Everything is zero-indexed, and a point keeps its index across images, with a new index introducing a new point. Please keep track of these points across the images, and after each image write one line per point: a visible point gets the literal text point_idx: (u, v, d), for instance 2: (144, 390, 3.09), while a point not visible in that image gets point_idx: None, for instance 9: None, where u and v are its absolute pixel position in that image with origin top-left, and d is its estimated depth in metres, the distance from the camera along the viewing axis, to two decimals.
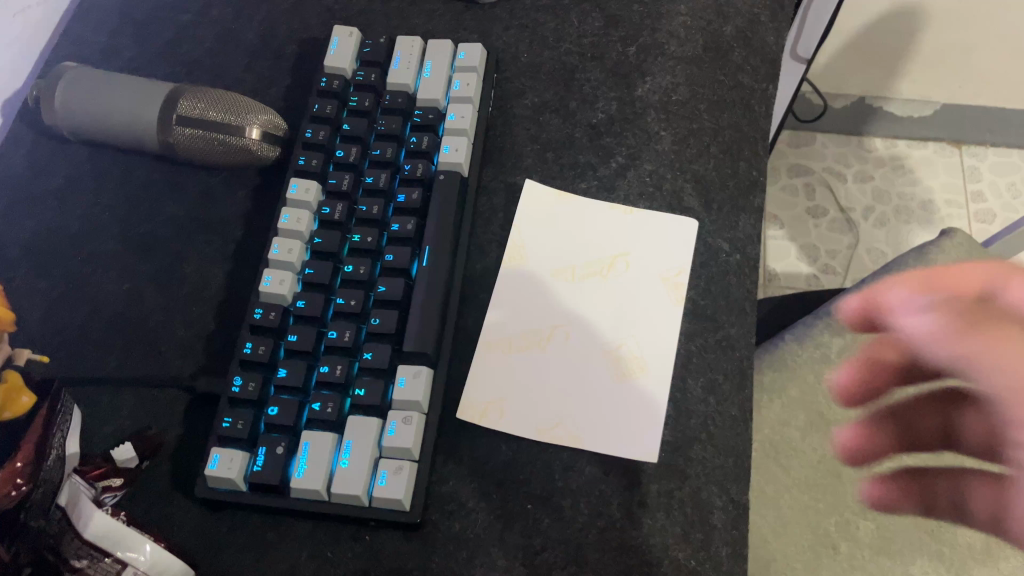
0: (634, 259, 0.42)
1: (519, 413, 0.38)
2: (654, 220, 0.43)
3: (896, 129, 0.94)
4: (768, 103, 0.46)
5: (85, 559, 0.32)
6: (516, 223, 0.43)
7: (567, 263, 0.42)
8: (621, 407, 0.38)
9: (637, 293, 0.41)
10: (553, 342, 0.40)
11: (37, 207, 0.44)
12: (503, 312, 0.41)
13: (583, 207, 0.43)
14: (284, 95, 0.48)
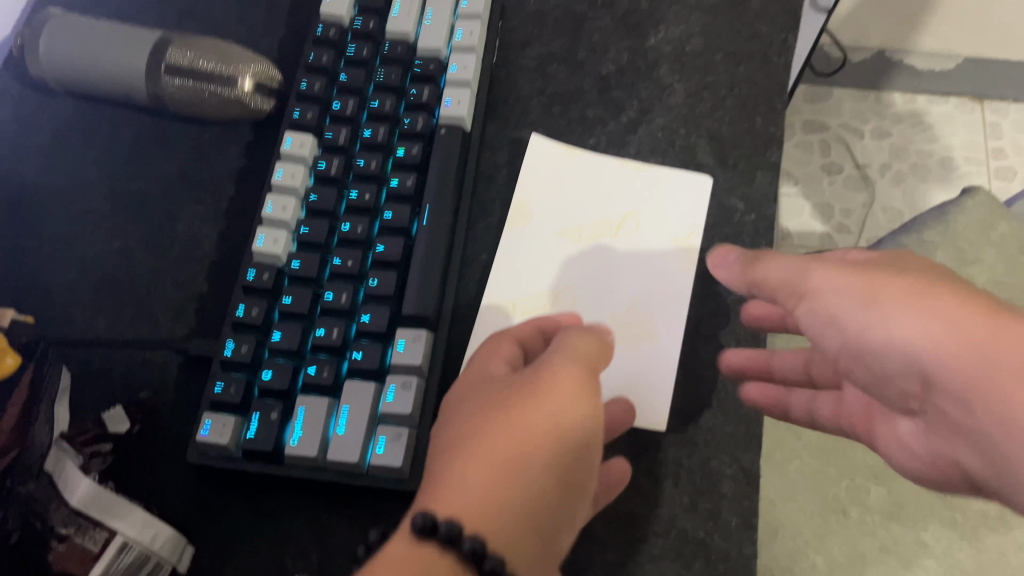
0: (644, 219, 0.40)
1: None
2: (666, 178, 0.40)
3: (916, 83, 0.91)
4: (787, 54, 0.43)
5: (72, 526, 0.31)
6: (520, 181, 0.41)
7: (574, 223, 0.40)
8: (629, 374, 0.37)
9: (646, 256, 0.39)
10: (559, 306, 0.38)
11: (22, 162, 0.43)
12: (505, 273, 0.39)
13: (591, 163, 0.41)
14: (279, 44, 0.46)
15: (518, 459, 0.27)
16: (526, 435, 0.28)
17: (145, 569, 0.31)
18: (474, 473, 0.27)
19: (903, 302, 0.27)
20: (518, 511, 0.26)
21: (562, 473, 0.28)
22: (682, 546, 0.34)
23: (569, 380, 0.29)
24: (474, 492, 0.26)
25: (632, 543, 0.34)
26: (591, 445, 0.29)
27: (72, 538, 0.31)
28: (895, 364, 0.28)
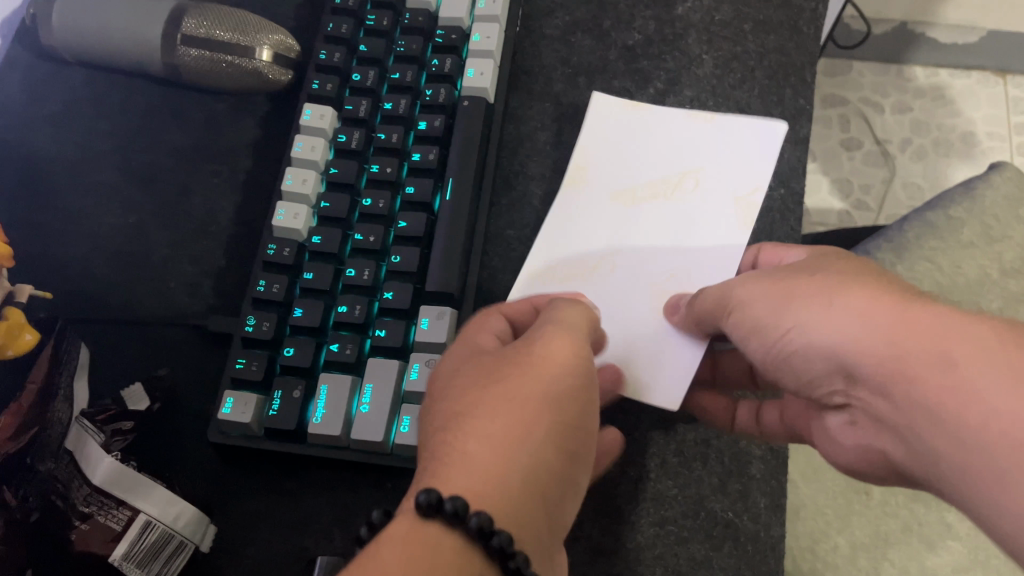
0: (706, 176, 0.37)
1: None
2: (735, 131, 0.38)
3: (938, 57, 0.89)
4: (817, 24, 0.42)
5: (95, 506, 0.30)
6: (579, 143, 0.39)
7: (631, 185, 0.38)
8: (658, 339, 0.34)
9: (700, 216, 0.36)
10: (598, 271, 0.36)
11: (34, 135, 0.42)
12: (548, 241, 0.37)
13: (654, 121, 0.39)
14: (295, 13, 0.45)
15: (519, 429, 0.26)
16: (526, 404, 0.26)
17: (168, 548, 0.31)
18: (472, 447, 0.25)
19: (815, 300, 0.28)
20: (521, 483, 0.25)
21: (562, 441, 0.26)
22: (711, 527, 0.34)
23: (565, 350, 0.28)
24: (474, 465, 0.24)
25: (659, 525, 0.34)
26: (589, 413, 0.28)
27: (94, 517, 0.30)
28: (817, 365, 0.29)
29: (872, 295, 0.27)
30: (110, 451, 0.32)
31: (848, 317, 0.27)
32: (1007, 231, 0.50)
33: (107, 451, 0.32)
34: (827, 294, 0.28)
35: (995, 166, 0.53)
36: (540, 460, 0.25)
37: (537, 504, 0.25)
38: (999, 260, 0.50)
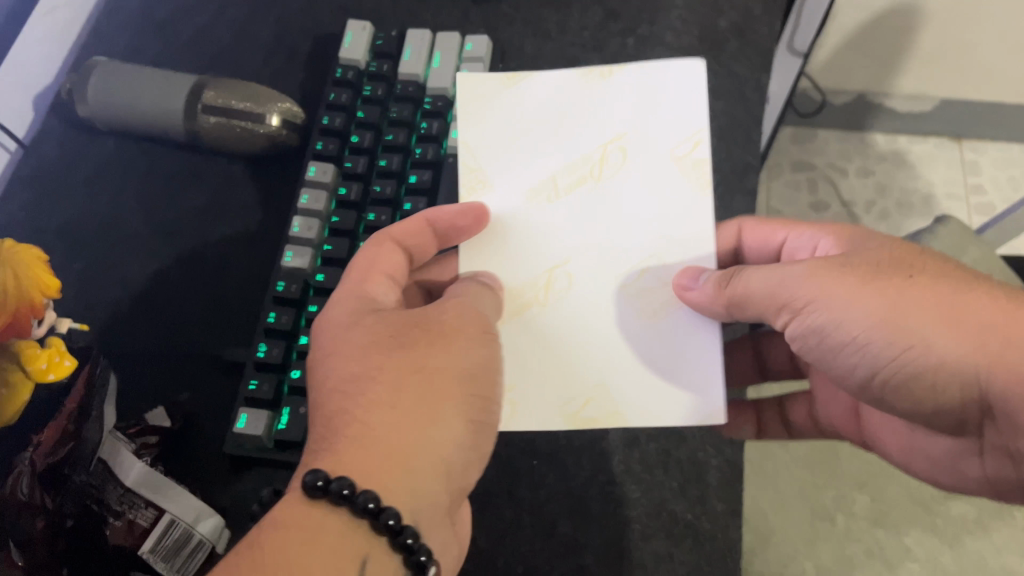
0: (631, 139, 0.39)
1: (557, 393, 0.37)
2: (640, 82, 0.40)
3: (897, 125, 1.00)
4: (761, 91, 0.48)
5: (127, 505, 0.36)
6: (469, 147, 0.41)
7: (544, 181, 0.40)
8: (657, 353, 0.37)
9: (645, 186, 0.39)
10: (555, 290, 0.38)
11: (68, 196, 0.47)
12: (486, 259, 0.39)
13: (535, 95, 0.41)
14: (301, 88, 0.51)
15: (425, 400, 0.32)
16: (435, 378, 0.32)
17: (189, 545, 0.36)
18: (385, 419, 0.31)
19: (935, 319, 0.32)
20: (434, 454, 0.31)
21: (469, 412, 0.33)
22: (673, 526, 0.38)
23: (475, 330, 0.34)
24: (386, 441, 0.30)
25: (625, 522, 0.38)
26: (495, 386, 0.34)
27: (125, 514, 0.36)
28: (952, 388, 0.33)
29: (991, 307, 0.32)
30: (141, 457, 0.38)
31: (976, 335, 0.32)
32: None
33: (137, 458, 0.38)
34: (950, 316, 0.32)
35: (940, 220, 0.66)
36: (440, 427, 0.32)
37: (445, 474, 0.32)
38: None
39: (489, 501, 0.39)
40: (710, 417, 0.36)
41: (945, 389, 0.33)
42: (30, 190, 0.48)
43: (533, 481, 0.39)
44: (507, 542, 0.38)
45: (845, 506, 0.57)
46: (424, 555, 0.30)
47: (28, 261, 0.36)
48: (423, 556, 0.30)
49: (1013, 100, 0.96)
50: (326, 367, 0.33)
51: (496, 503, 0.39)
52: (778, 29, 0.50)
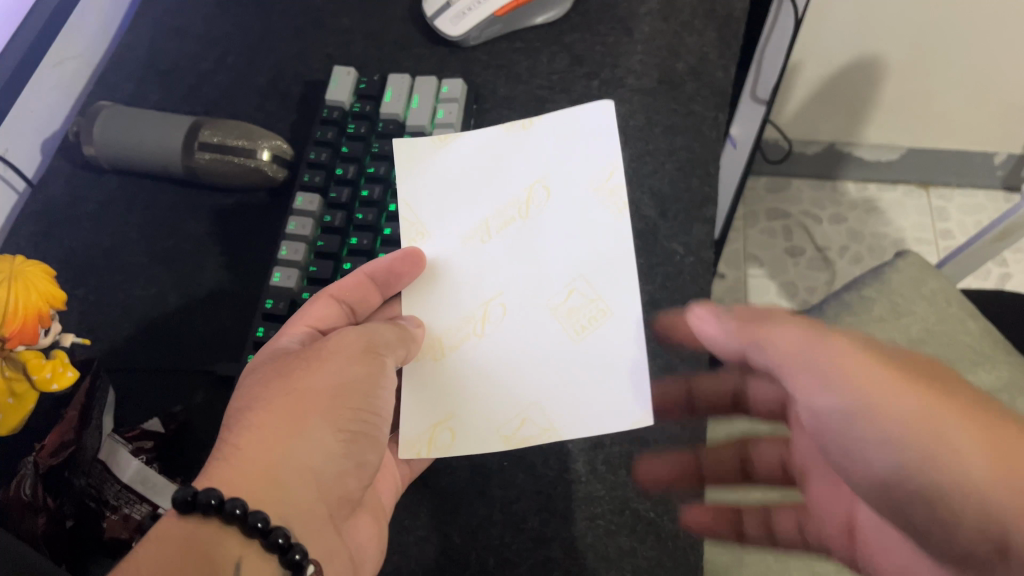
0: (551, 180, 0.46)
1: (492, 419, 0.42)
2: (551, 134, 0.47)
3: (865, 175, 1.18)
4: (719, 128, 0.51)
5: (123, 501, 0.39)
6: (417, 208, 0.46)
7: (477, 226, 0.45)
8: (581, 364, 0.42)
9: (564, 219, 0.45)
10: (491, 321, 0.43)
11: (73, 227, 0.51)
12: (430, 303, 0.45)
13: (467, 147, 0.47)
14: (291, 129, 0.55)
15: (294, 418, 0.39)
16: (303, 397, 0.39)
17: None
18: (255, 438, 0.38)
19: (967, 433, 0.34)
20: (302, 466, 0.38)
21: (338, 423, 0.40)
22: (637, 524, 0.40)
23: (354, 351, 0.42)
24: (253, 458, 0.37)
25: (591, 519, 0.40)
26: (369, 400, 0.41)
27: (122, 509, 0.39)
28: (965, 512, 0.33)
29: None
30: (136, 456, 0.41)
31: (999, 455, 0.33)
32: (912, 308, 0.62)
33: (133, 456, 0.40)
34: (979, 429, 0.34)
35: (900, 255, 0.65)
36: (307, 438, 0.39)
37: (317, 484, 0.39)
38: (907, 331, 0.61)
39: (463, 500, 0.41)
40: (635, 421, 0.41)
41: (954, 511, 0.34)
42: (39, 223, 0.51)
43: (503, 482, 0.42)
44: (480, 538, 0.40)
45: None
46: (298, 554, 0.35)
47: (33, 274, 0.39)
48: (295, 553, 0.35)
49: (939, 145, 1.12)
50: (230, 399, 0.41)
51: (468, 501, 0.41)
52: (733, 72, 0.54)
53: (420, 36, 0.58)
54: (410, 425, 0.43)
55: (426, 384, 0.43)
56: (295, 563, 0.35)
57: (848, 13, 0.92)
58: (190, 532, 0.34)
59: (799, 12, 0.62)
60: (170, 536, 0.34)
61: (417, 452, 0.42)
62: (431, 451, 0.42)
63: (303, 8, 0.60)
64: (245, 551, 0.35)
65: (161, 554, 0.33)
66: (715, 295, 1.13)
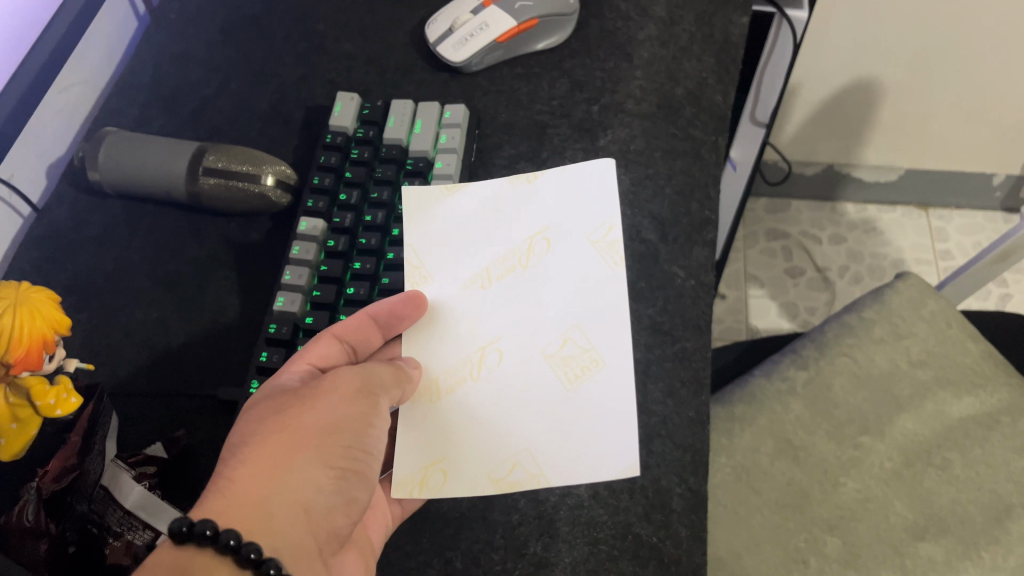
0: (551, 229, 0.45)
1: (485, 464, 0.41)
2: (555, 178, 0.47)
3: (864, 196, 1.19)
4: (717, 152, 0.52)
5: (125, 526, 0.39)
6: (418, 249, 0.46)
7: (479, 271, 0.45)
8: (575, 412, 0.42)
9: (563, 268, 0.44)
10: (487, 366, 0.43)
11: (77, 251, 0.51)
12: (428, 345, 0.45)
13: (472, 196, 0.47)
14: (293, 153, 0.55)
15: (285, 454, 0.38)
16: (297, 433, 0.39)
17: None
18: (245, 472, 0.38)
19: None
20: (291, 502, 0.38)
21: (330, 460, 0.39)
22: (639, 549, 0.40)
23: (348, 389, 0.41)
24: (243, 491, 0.37)
25: (593, 544, 0.40)
26: (361, 439, 0.41)
27: (125, 535, 0.39)
28: None
29: None
30: (138, 482, 0.41)
31: None
32: (912, 329, 0.62)
33: (135, 482, 0.40)
34: None
35: (899, 277, 0.65)
36: (297, 475, 0.38)
37: (306, 520, 0.38)
38: (907, 352, 0.61)
39: (465, 525, 0.41)
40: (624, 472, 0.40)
41: None
42: (43, 248, 0.52)
43: (505, 507, 0.42)
44: (481, 562, 0.40)
45: (817, 548, 0.54)
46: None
47: (39, 300, 0.39)
48: None
49: (938, 166, 1.13)
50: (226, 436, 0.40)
51: (469, 526, 0.41)
52: (731, 96, 0.55)
53: (421, 62, 0.58)
54: (401, 465, 0.42)
55: (420, 424, 0.43)
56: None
57: (845, 37, 0.93)
58: (184, 561, 0.34)
59: (797, 35, 0.62)
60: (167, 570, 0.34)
61: (406, 491, 0.41)
62: (422, 492, 0.41)
63: (306, 34, 0.61)
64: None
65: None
66: (715, 315, 1.13)
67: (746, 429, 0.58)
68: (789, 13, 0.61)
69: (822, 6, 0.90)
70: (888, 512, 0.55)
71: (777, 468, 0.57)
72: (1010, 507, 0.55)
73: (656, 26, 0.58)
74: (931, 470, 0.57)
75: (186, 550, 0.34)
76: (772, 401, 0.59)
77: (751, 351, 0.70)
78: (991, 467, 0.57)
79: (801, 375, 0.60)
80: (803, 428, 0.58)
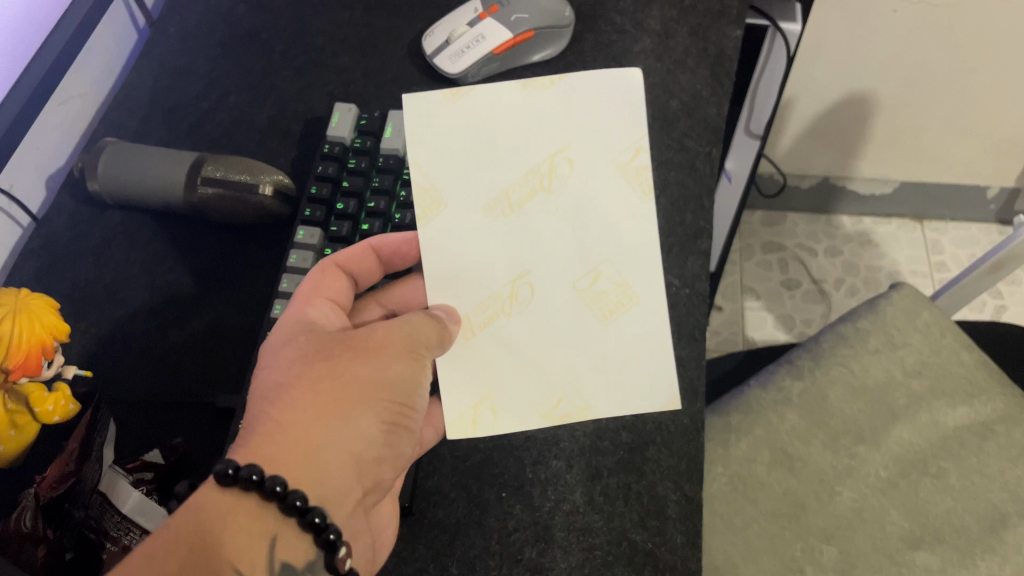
0: (573, 150, 0.46)
1: (531, 398, 0.44)
2: (578, 93, 0.47)
3: (859, 209, 1.20)
4: (711, 163, 0.52)
5: (123, 531, 0.39)
6: (434, 173, 0.46)
7: (499, 194, 0.45)
8: (612, 345, 0.44)
9: (593, 194, 0.45)
10: (522, 299, 0.45)
11: (75, 261, 0.52)
12: (456, 279, 0.45)
13: (483, 106, 0.47)
14: (291, 164, 0.56)
15: (337, 405, 0.39)
16: (348, 385, 0.40)
17: None
18: (296, 418, 0.38)
19: None
20: (342, 451, 0.39)
21: (380, 413, 0.40)
22: (634, 556, 0.40)
23: (399, 349, 0.42)
24: (294, 437, 0.38)
25: (588, 550, 0.40)
26: (410, 396, 0.42)
27: (122, 540, 0.39)
28: None
29: None
30: (136, 487, 0.41)
31: None
32: (907, 339, 0.63)
33: (133, 487, 0.41)
34: None
35: (893, 287, 0.65)
36: (349, 426, 0.39)
37: (354, 468, 0.39)
38: (902, 362, 0.61)
39: (461, 530, 0.41)
40: (666, 404, 0.44)
41: None
42: (42, 258, 0.52)
43: (501, 512, 0.42)
44: (478, 568, 0.40)
45: (814, 557, 0.54)
46: (333, 534, 0.37)
47: (38, 307, 0.39)
48: (330, 534, 0.37)
49: (932, 180, 1.13)
50: (260, 376, 0.40)
51: (464, 532, 0.41)
52: (725, 108, 0.55)
53: (418, 75, 0.59)
54: (450, 405, 0.44)
55: (456, 363, 0.44)
56: (329, 542, 0.37)
57: (841, 50, 0.94)
58: (224, 507, 0.35)
59: (791, 47, 0.63)
60: (208, 513, 0.35)
61: (462, 433, 0.43)
62: (477, 432, 0.43)
63: (304, 47, 0.62)
64: (281, 527, 0.36)
65: (193, 527, 0.34)
66: (712, 327, 1.14)
67: (742, 439, 0.58)
68: (782, 26, 0.62)
69: (816, 20, 0.90)
70: (884, 521, 0.56)
71: (773, 478, 0.57)
72: (1005, 517, 0.56)
73: (651, 39, 0.58)
74: (927, 479, 0.57)
75: (228, 495, 0.35)
76: (768, 411, 0.59)
77: (746, 361, 0.70)
78: (986, 476, 0.57)
79: (797, 385, 0.60)
80: (797, 436, 0.58)
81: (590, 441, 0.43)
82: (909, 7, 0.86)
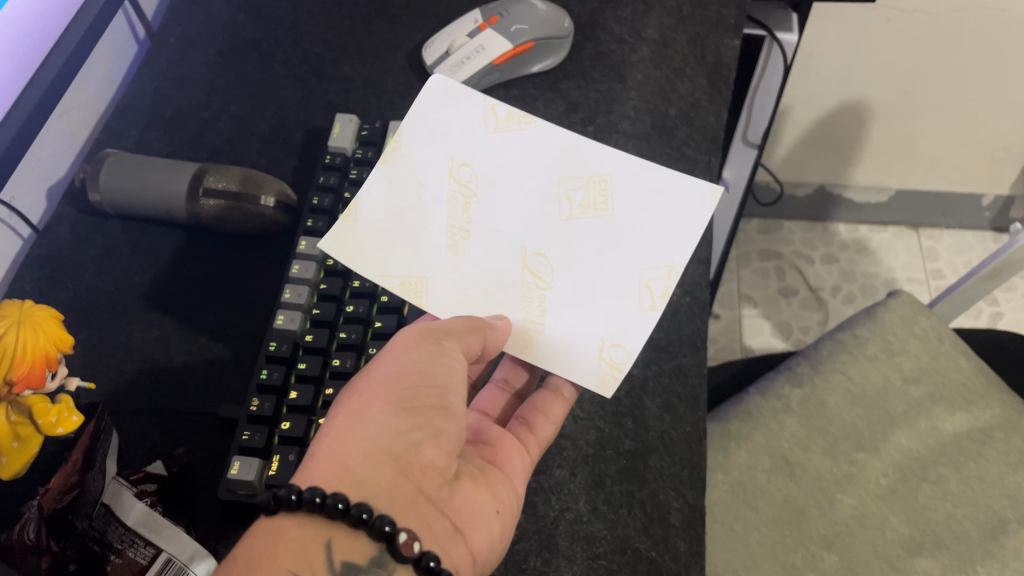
0: (458, 157, 0.45)
1: (629, 308, 0.42)
2: (410, 134, 0.46)
3: (856, 217, 1.20)
4: (711, 171, 0.53)
5: (127, 543, 0.39)
6: (394, 265, 0.43)
7: (448, 231, 0.44)
8: (636, 235, 0.43)
9: (505, 165, 0.45)
10: (551, 257, 0.43)
11: (77, 271, 0.52)
12: (490, 295, 0.43)
13: (369, 194, 0.45)
14: (292, 174, 0.56)
15: (355, 413, 0.37)
16: (363, 394, 0.38)
17: None
18: (323, 443, 0.36)
19: None
20: (374, 448, 0.36)
21: (405, 403, 0.38)
22: (638, 563, 0.40)
23: (408, 341, 0.40)
24: (327, 458, 0.36)
25: (591, 558, 0.40)
26: (433, 376, 0.39)
27: (126, 552, 0.39)
28: None
29: None
30: (141, 500, 0.41)
31: None
32: (906, 345, 0.63)
33: (138, 500, 0.41)
34: None
35: (891, 294, 0.66)
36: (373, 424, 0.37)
37: (397, 463, 0.36)
38: (901, 368, 0.61)
39: None
40: (711, 193, 0.43)
41: None
42: (42, 267, 0.52)
43: None
44: None
45: (814, 564, 0.54)
46: (388, 525, 0.33)
47: (41, 318, 0.40)
48: (384, 525, 0.33)
49: (928, 185, 1.14)
50: None
51: None
52: (724, 117, 0.55)
53: (418, 85, 0.59)
54: (581, 374, 0.41)
55: (544, 355, 0.42)
56: (387, 533, 0.33)
57: (837, 59, 0.94)
58: (280, 524, 0.33)
59: (789, 59, 0.63)
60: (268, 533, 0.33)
61: (615, 381, 0.41)
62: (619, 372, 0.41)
63: (304, 57, 0.62)
64: (335, 533, 0.33)
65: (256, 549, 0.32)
66: (711, 335, 1.14)
67: (743, 446, 0.58)
68: (780, 36, 0.62)
69: (812, 29, 0.91)
70: (885, 528, 0.56)
71: (773, 485, 0.57)
72: (1005, 522, 0.55)
73: (649, 48, 0.59)
74: (926, 485, 0.57)
75: (281, 516, 0.33)
76: (768, 418, 0.59)
77: (745, 369, 0.70)
78: (985, 481, 0.57)
79: (796, 393, 0.60)
80: (796, 442, 0.58)
81: (592, 450, 0.43)
82: (904, 16, 0.87)
